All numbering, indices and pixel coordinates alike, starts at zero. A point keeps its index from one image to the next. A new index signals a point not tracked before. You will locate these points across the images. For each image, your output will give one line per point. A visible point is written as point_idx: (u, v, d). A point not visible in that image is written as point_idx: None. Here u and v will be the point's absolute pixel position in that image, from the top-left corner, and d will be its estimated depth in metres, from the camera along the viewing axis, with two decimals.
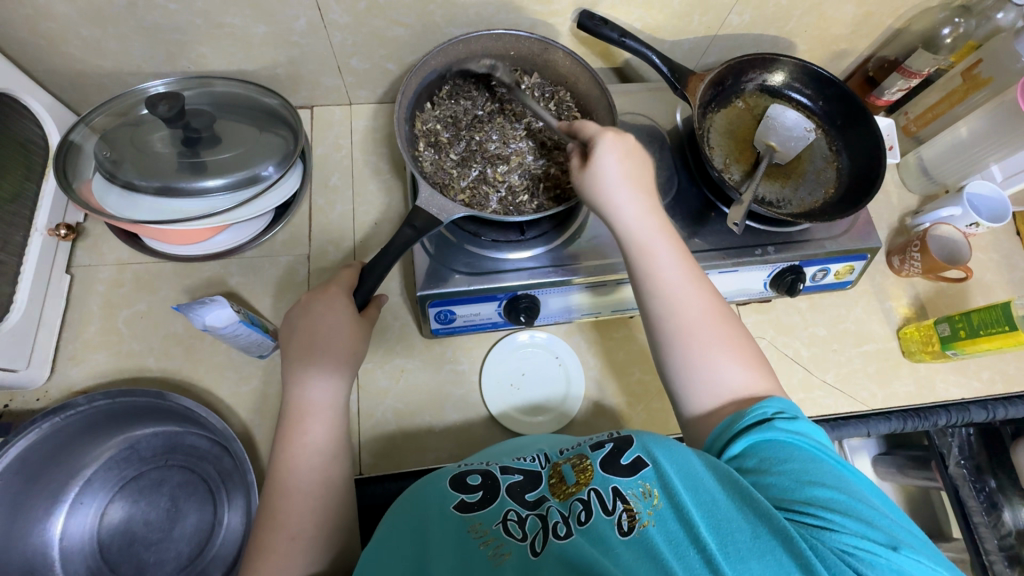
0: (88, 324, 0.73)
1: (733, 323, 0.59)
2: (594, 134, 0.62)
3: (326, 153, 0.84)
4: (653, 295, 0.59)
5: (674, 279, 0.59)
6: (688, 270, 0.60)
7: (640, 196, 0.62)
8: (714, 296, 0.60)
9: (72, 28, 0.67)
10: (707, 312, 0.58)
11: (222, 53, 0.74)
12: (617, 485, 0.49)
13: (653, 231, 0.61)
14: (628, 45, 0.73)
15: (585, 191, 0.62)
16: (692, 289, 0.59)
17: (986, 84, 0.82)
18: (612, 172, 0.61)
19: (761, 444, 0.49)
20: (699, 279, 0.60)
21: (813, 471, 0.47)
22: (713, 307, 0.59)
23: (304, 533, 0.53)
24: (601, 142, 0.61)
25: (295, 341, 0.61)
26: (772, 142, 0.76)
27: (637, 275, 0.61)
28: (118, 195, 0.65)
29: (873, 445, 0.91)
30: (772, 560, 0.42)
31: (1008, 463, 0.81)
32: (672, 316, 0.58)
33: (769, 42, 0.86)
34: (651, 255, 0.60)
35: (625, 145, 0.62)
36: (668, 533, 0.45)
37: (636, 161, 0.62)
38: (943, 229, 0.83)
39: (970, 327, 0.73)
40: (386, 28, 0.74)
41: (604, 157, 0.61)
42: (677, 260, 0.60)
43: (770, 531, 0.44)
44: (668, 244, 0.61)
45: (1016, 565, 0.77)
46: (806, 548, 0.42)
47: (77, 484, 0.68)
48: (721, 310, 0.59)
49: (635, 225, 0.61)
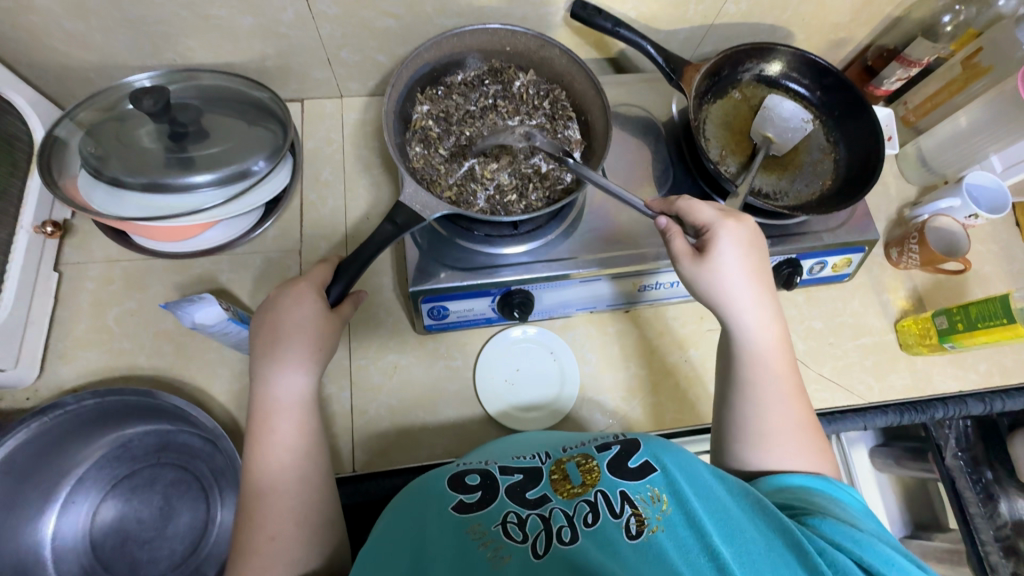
0: (78, 322, 0.72)
1: (822, 441, 0.57)
2: (710, 221, 0.58)
3: (317, 147, 0.83)
4: (746, 398, 0.57)
5: (777, 387, 0.57)
6: (791, 384, 0.58)
7: (765, 300, 0.59)
8: (807, 412, 0.58)
9: (54, 21, 0.65)
10: (798, 427, 0.56)
11: (209, 45, 0.73)
12: (625, 489, 0.49)
13: (770, 338, 0.58)
14: (621, 34, 0.72)
15: (694, 284, 0.59)
16: (789, 404, 0.57)
17: (986, 72, 0.81)
18: (731, 271, 0.57)
19: (797, 489, 0.52)
20: (799, 395, 0.58)
21: (834, 505, 0.50)
22: (806, 423, 0.57)
23: (295, 533, 0.52)
24: (721, 234, 0.57)
25: (260, 335, 0.60)
26: (770, 134, 0.74)
27: (738, 374, 0.59)
28: (104, 192, 0.64)
29: (872, 437, 0.85)
30: (785, 570, 0.43)
31: (1006, 454, 0.83)
32: (761, 420, 0.56)
33: (767, 31, 0.85)
34: (756, 358, 0.58)
35: (748, 236, 0.58)
36: (676, 538, 0.45)
37: (758, 255, 0.58)
38: (942, 220, 0.82)
39: (968, 320, 0.73)
40: (376, 19, 0.72)
41: (724, 254, 0.57)
42: (784, 372, 0.58)
43: (786, 543, 0.45)
44: (780, 356, 0.59)
45: (1011, 555, 0.79)
46: (821, 560, 0.43)
47: (69, 483, 0.68)
48: (811, 428, 0.57)
49: (755, 329, 0.58)
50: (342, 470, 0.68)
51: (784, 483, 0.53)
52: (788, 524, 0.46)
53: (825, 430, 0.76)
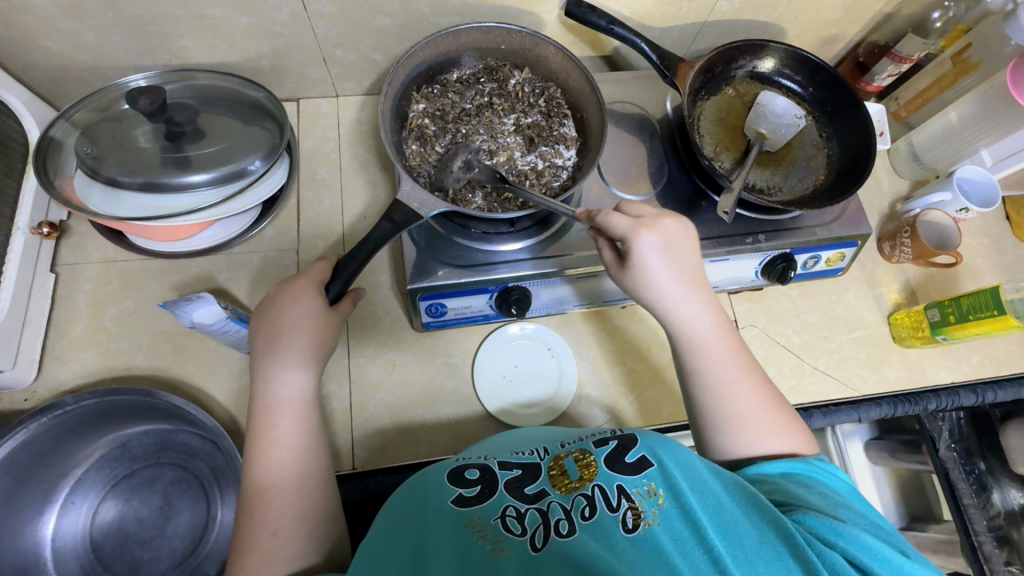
0: (75, 323, 0.72)
1: (785, 412, 0.58)
2: (626, 233, 0.58)
3: (314, 146, 0.83)
4: (702, 391, 0.58)
5: (727, 371, 0.58)
6: (740, 366, 0.59)
7: (694, 292, 0.60)
8: (765, 387, 0.59)
9: (48, 21, 0.65)
10: (758, 404, 0.57)
11: (204, 45, 0.73)
12: (622, 483, 0.50)
13: (710, 329, 0.60)
14: (616, 32, 0.72)
15: (630, 287, 0.61)
16: (744, 385, 0.58)
17: (976, 68, 0.82)
18: (655, 269, 0.59)
19: (784, 477, 0.52)
20: (752, 372, 0.59)
21: (829, 495, 0.50)
22: (766, 399, 0.58)
23: (297, 528, 0.53)
24: (638, 243, 0.58)
25: (260, 334, 0.60)
26: (763, 130, 0.75)
27: (687, 370, 0.60)
28: (101, 192, 0.64)
29: (866, 430, 0.91)
30: (778, 564, 0.44)
31: (996, 443, 0.83)
32: (722, 406, 0.57)
33: (759, 28, 0.86)
34: (701, 348, 0.59)
35: (662, 239, 0.58)
36: (672, 531, 0.46)
37: (679, 251, 0.59)
38: (933, 214, 0.83)
39: (960, 312, 0.74)
40: (371, 17, 0.73)
41: (644, 256, 0.58)
42: (731, 356, 0.59)
43: (778, 537, 0.45)
44: (724, 340, 0.60)
45: (1002, 544, 0.78)
46: (812, 554, 0.44)
47: (68, 484, 0.68)
48: (774, 403, 0.58)
49: (692, 325, 0.60)
50: (341, 468, 0.68)
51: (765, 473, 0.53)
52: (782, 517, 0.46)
53: (820, 423, 0.76)
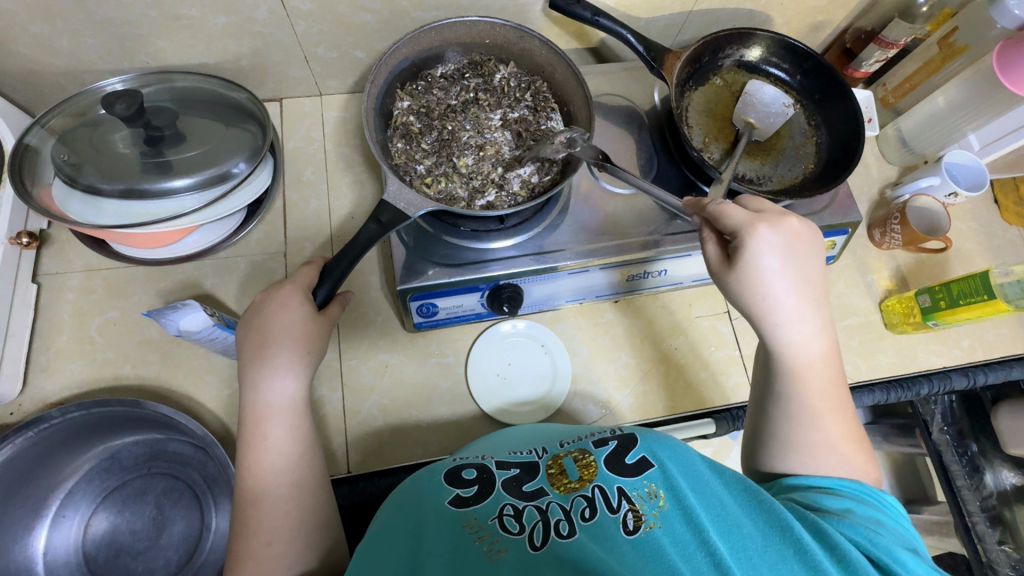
0: (60, 334, 0.71)
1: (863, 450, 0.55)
2: (740, 227, 0.54)
3: (298, 147, 0.82)
4: (785, 415, 0.55)
5: (821, 399, 0.54)
6: (832, 401, 0.55)
7: (809, 314, 0.54)
8: (848, 425, 0.55)
9: (19, 26, 0.64)
10: (840, 432, 0.54)
11: (181, 46, 0.71)
12: (622, 484, 0.50)
13: (817, 355, 0.55)
14: (601, 24, 0.71)
15: (736, 289, 0.55)
16: (832, 419, 0.54)
17: (963, 51, 0.81)
18: (773, 278, 0.53)
19: (811, 488, 0.51)
20: (842, 409, 0.55)
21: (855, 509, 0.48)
22: (849, 436, 0.55)
23: (292, 537, 0.52)
24: (752, 241, 0.53)
25: (248, 340, 0.59)
26: (751, 119, 0.75)
27: (779, 391, 0.56)
28: (80, 200, 0.62)
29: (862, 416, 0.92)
30: (782, 566, 0.43)
31: (989, 427, 0.83)
32: (806, 431, 0.54)
33: (746, 16, 0.85)
34: (802, 369, 0.55)
35: (784, 242, 0.53)
36: (673, 533, 0.45)
37: (798, 259, 0.54)
38: (922, 200, 0.82)
39: (950, 298, 0.74)
40: (352, 14, 0.71)
41: (762, 259, 0.53)
42: (829, 389, 0.55)
43: (783, 538, 0.45)
44: (827, 370, 0.55)
45: (997, 523, 0.81)
46: (818, 556, 0.44)
47: (58, 497, 0.67)
48: (853, 442, 0.55)
49: (798, 347, 0.55)
50: (336, 472, 0.68)
51: (810, 484, 0.52)
52: (789, 519, 0.46)
53: None
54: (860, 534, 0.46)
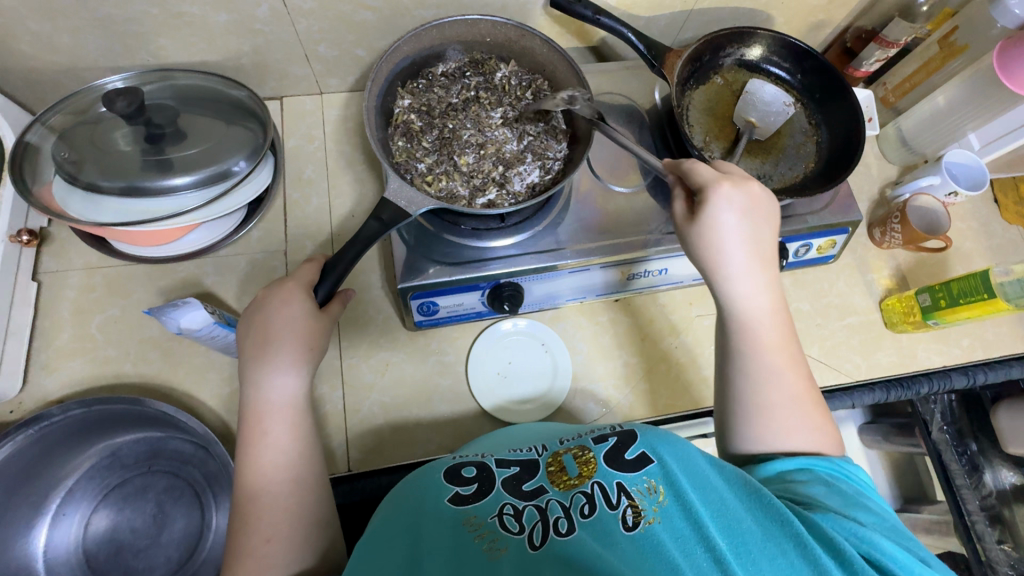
0: (60, 332, 0.71)
1: (823, 414, 0.57)
2: (706, 181, 0.57)
3: (299, 145, 0.82)
4: (743, 374, 0.57)
5: (773, 356, 0.57)
6: (786, 356, 0.57)
7: (757, 271, 0.58)
8: (805, 383, 0.57)
9: (20, 23, 0.64)
10: (796, 391, 0.56)
11: (182, 44, 0.71)
12: (621, 480, 0.49)
13: (766, 310, 0.58)
14: (603, 23, 0.71)
15: (693, 245, 0.58)
16: (788, 376, 0.56)
17: (962, 51, 0.82)
18: (728, 232, 0.56)
19: (794, 471, 0.52)
20: (798, 367, 0.57)
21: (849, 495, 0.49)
22: (805, 394, 0.56)
23: (292, 535, 0.52)
24: (715, 195, 0.56)
25: (249, 339, 0.59)
26: (752, 118, 0.75)
27: (732, 348, 0.58)
28: (81, 197, 0.62)
29: (859, 415, 0.89)
30: (783, 561, 0.44)
31: (988, 426, 0.84)
32: (761, 391, 0.56)
33: (746, 16, 0.85)
34: (753, 326, 0.57)
35: (744, 200, 0.57)
36: (673, 529, 0.45)
37: (755, 218, 0.57)
38: (923, 199, 0.83)
39: (950, 297, 0.74)
40: (353, 12, 0.71)
41: (719, 213, 0.56)
42: (780, 345, 0.57)
43: (783, 533, 0.45)
44: (775, 325, 0.58)
45: (996, 522, 0.81)
46: (818, 551, 0.44)
47: (58, 495, 0.67)
48: (808, 398, 0.56)
49: (748, 302, 0.58)
50: (336, 470, 0.68)
51: (779, 468, 0.53)
52: (787, 514, 0.46)
53: None
54: (855, 522, 0.46)
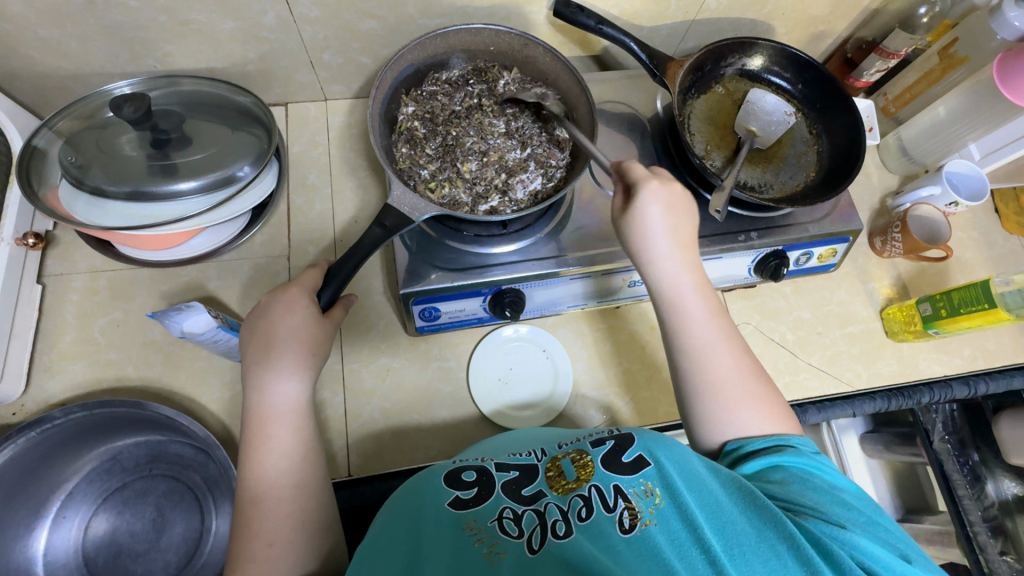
0: (63, 334, 0.71)
1: (766, 383, 0.58)
2: (639, 179, 0.61)
3: (303, 151, 0.83)
4: (684, 355, 0.59)
5: (709, 340, 0.59)
6: (719, 331, 0.60)
7: (684, 257, 0.61)
8: (743, 355, 0.59)
9: (30, 30, 0.64)
10: (738, 370, 0.58)
11: (189, 51, 0.72)
12: (619, 483, 0.49)
13: (691, 290, 0.61)
14: (605, 32, 0.72)
15: (625, 236, 0.62)
16: (723, 350, 0.59)
17: (962, 63, 0.82)
18: (655, 224, 0.60)
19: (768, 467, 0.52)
20: (732, 338, 0.60)
21: (835, 493, 0.49)
22: (745, 367, 0.58)
23: (294, 540, 0.52)
24: (643, 192, 0.60)
25: (253, 343, 0.59)
26: (753, 127, 0.75)
27: (667, 330, 0.61)
28: (86, 202, 0.63)
29: (861, 423, 0.90)
30: (776, 562, 0.44)
31: (991, 436, 0.83)
32: (718, 386, 0.57)
33: (747, 26, 0.86)
34: (681, 313, 0.60)
35: (668, 196, 0.61)
36: (669, 532, 0.45)
37: (680, 211, 0.61)
38: (923, 209, 0.83)
39: (951, 306, 0.74)
40: (358, 21, 0.72)
41: (648, 206, 0.60)
42: (711, 321, 0.60)
43: (776, 534, 0.45)
44: (705, 303, 0.61)
45: (999, 534, 0.80)
46: (813, 552, 0.44)
47: (59, 498, 0.67)
48: (752, 372, 0.58)
49: (675, 286, 0.61)
50: (337, 475, 0.68)
51: (752, 468, 0.52)
52: (781, 515, 0.46)
53: (815, 418, 0.77)
54: (842, 523, 0.46)
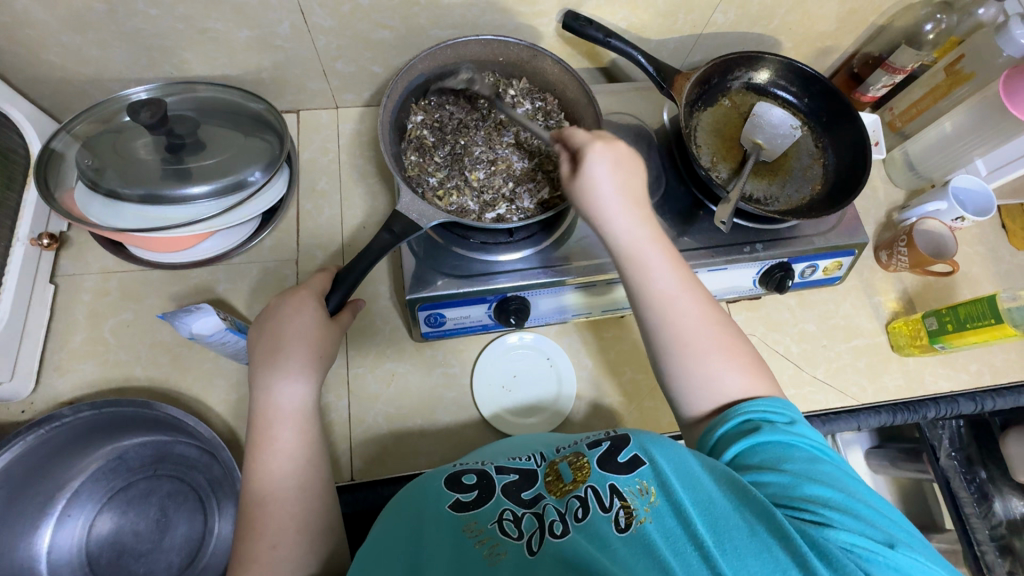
0: (74, 334, 0.72)
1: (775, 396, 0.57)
2: (583, 142, 0.60)
3: (313, 157, 0.84)
4: (649, 312, 0.58)
5: (670, 287, 0.58)
6: (681, 282, 0.59)
7: (635, 212, 0.60)
8: (708, 307, 0.59)
9: (52, 36, 0.66)
10: (704, 326, 0.57)
11: (205, 58, 0.74)
12: (614, 482, 0.49)
13: (647, 240, 0.60)
14: (613, 45, 0.73)
15: (576, 201, 0.61)
16: (688, 303, 0.58)
17: (968, 78, 0.83)
18: (603, 182, 0.59)
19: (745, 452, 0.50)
20: (694, 291, 0.59)
21: (818, 471, 0.48)
22: (711, 321, 0.58)
23: (297, 541, 0.52)
24: (589, 154, 0.59)
25: (261, 344, 0.60)
26: (759, 140, 0.76)
27: (630, 286, 0.59)
28: (101, 204, 0.64)
29: (867, 439, 0.87)
30: (766, 556, 0.43)
31: (997, 453, 0.83)
32: (709, 371, 0.56)
33: (754, 41, 0.87)
34: (643, 265, 0.59)
35: (615, 155, 0.60)
36: (665, 529, 0.46)
37: (627, 168, 0.60)
38: (930, 224, 0.83)
39: (958, 321, 0.74)
40: (371, 31, 0.74)
41: (594, 166, 0.59)
42: (672, 274, 0.59)
43: (765, 528, 0.44)
44: (663, 256, 0.60)
45: (1007, 553, 0.80)
46: (803, 544, 0.43)
47: (64, 496, 0.68)
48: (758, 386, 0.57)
49: (632, 240, 0.60)
50: (340, 479, 0.68)
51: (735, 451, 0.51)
52: (768, 507, 0.45)
53: (820, 432, 0.76)
54: (827, 512, 0.45)
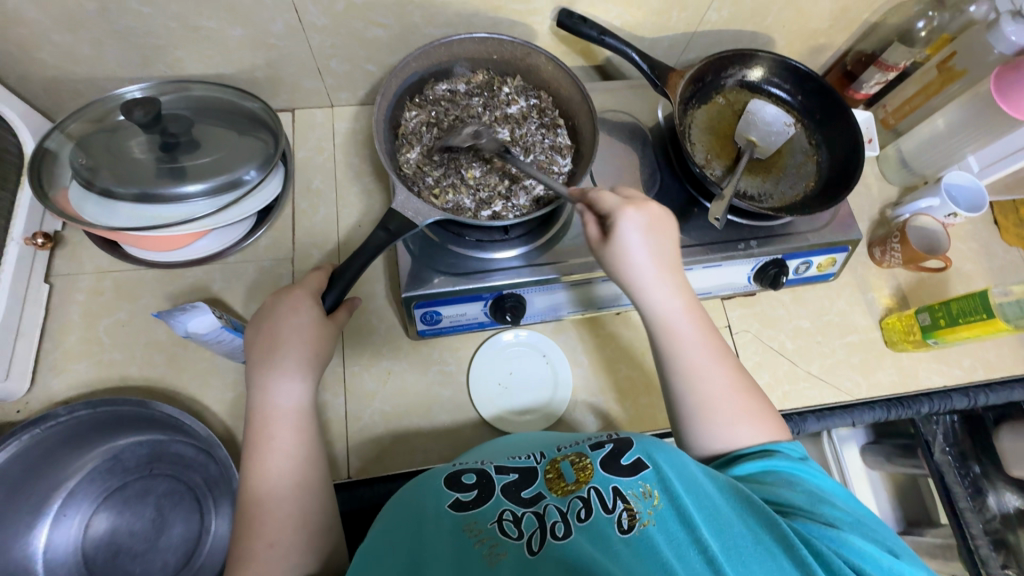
0: (69, 334, 0.72)
1: (759, 397, 0.58)
2: (613, 208, 0.58)
3: (308, 156, 0.84)
4: (677, 376, 0.58)
5: (699, 352, 0.58)
6: (712, 350, 0.59)
7: (668, 277, 0.60)
8: (737, 373, 0.59)
9: (45, 35, 0.66)
10: (733, 392, 0.57)
11: (199, 57, 0.74)
12: (618, 484, 0.50)
13: (680, 310, 0.59)
14: (607, 42, 0.73)
15: (609, 266, 0.60)
16: (718, 370, 0.58)
17: (960, 75, 0.84)
18: (636, 250, 0.58)
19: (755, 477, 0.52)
20: (724, 358, 0.59)
21: (825, 494, 0.50)
22: (740, 385, 0.58)
23: (295, 538, 0.53)
24: (621, 221, 0.58)
25: (257, 343, 0.60)
26: (753, 137, 0.76)
27: (662, 354, 0.60)
28: (96, 203, 0.64)
29: (862, 434, 0.88)
30: (772, 564, 0.44)
31: (992, 448, 0.84)
32: (714, 399, 0.57)
33: (748, 38, 0.87)
34: (673, 333, 0.59)
35: (646, 220, 0.59)
36: (668, 532, 0.46)
37: (659, 233, 0.59)
38: (922, 220, 0.84)
39: (950, 316, 0.75)
40: (365, 29, 0.74)
41: (627, 234, 0.58)
42: (702, 340, 0.59)
43: (772, 536, 0.45)
44: (694, 324, 0.60)
45: (1000, 547, 0.80)
46: (809, 553, 0.44)
47: (59, 496, 0.67)
48: (747, 387, 0.58)
49: (665, 308, 0.59)
50: (337, 477, 0.68)
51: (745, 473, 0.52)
52: (775, 516, 0.46)
53: (813, 427, 0.77)
54: (834, 528, 0.46)
